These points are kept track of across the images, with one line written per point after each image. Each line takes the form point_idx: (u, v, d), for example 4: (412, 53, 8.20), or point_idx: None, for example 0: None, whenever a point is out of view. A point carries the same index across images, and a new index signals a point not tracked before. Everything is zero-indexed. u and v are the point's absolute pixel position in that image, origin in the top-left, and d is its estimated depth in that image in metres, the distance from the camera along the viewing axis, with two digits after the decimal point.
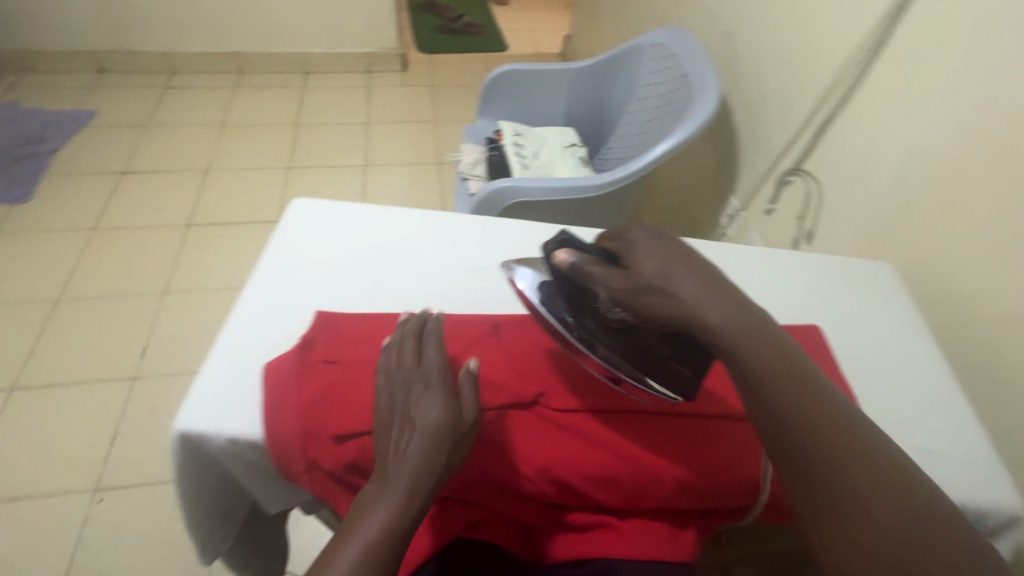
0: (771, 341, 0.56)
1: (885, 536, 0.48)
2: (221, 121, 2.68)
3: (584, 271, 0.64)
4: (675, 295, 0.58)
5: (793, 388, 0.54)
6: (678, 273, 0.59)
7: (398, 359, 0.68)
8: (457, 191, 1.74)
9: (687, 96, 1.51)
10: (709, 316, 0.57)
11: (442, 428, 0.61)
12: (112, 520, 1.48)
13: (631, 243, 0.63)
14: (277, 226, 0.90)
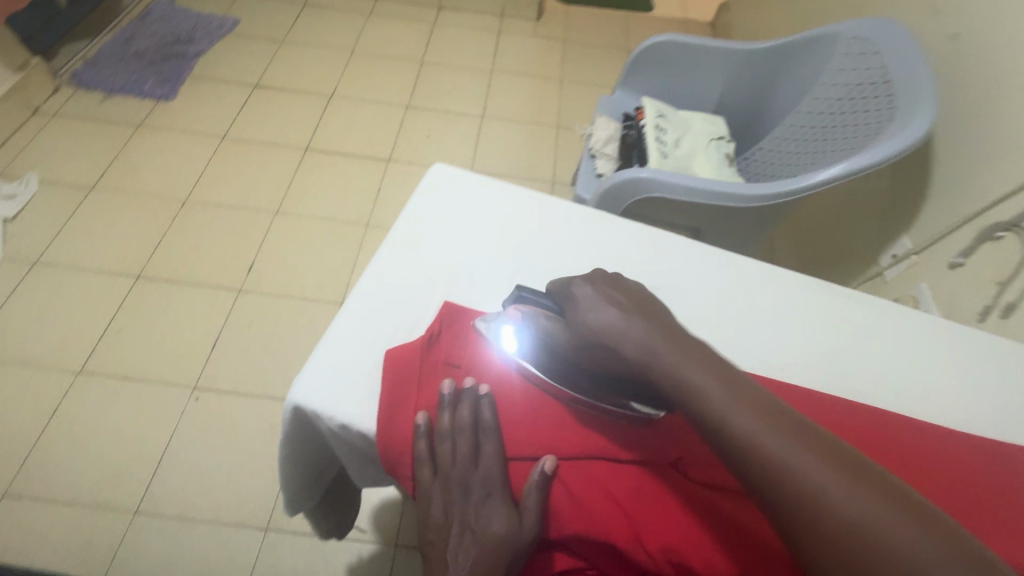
0: (744, 395, 0.50)
1: None
2: (351, 47, 2.67)
3: (540, 325, 0.64)
4: (612, 337, 0.57)
5: (780, 446, 0.46)
6: (612, 313, 0.58)
7: (451, 454, 0.61)
8: (583, 169, 1.63)
9: (887, 111, 1.23)
10: (678, 371, 0.53)
11: (503, 543, 0.57)
12: (203, 419, 1.59)
13: (570, 296, 0.63)
14: (414, 194, 0.83)
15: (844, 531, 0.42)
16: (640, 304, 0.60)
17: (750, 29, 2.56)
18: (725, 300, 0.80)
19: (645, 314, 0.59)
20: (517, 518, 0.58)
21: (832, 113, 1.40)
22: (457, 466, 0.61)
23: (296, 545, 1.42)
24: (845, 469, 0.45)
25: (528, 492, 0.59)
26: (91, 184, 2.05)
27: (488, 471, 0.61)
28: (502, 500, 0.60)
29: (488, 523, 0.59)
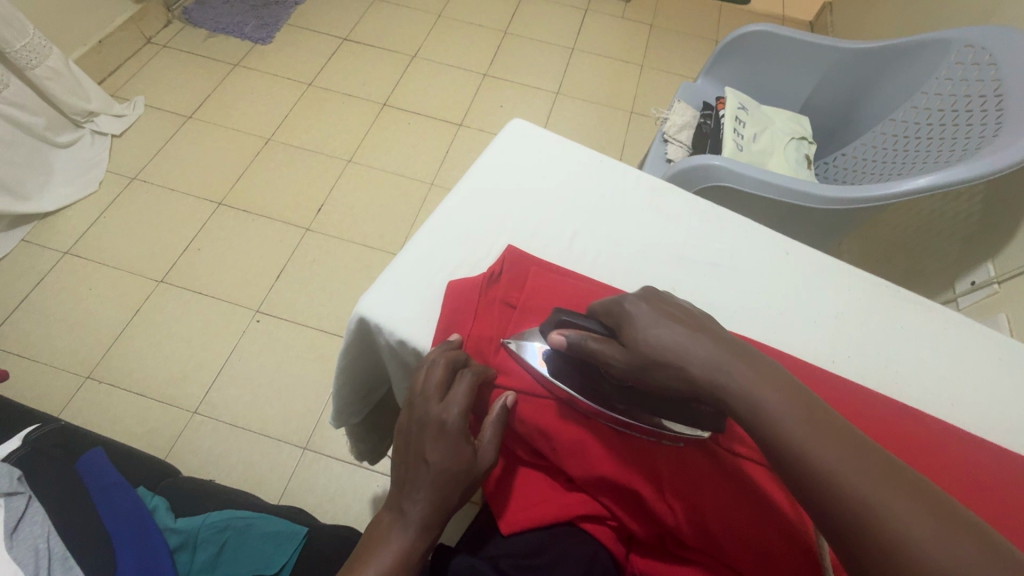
0: (810, 415, 0.49)
1: None
2: (439, 11, 2.71)
3: (585, 348, 0.58)
4: (684, 366, 0.54)
5: (851, 465, 0.46)
6: (675, 332, 0.55)
7: (422, 384, 0.61)
8: (653, 152, 1.62)
9: (993, 126, 1.15)
10: (755, 395, 0.51)
11: (457, 474, 0.59)
12: (261, 341, 1.72)
13: (623, 313, 0.58)
14: (491, 144, 0.86)
15: (883, 534, 0.42)
16: (697, 323, 0.57)
17: (852, 32, 2.42)
18: (785, 289, 0.79)
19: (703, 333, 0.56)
20: (471, 452, 0.60)
21: (932, 125, 1.32)
22: (423, 396, 0.61)
23: (329, 468, 1.53)
24: (879, 472, 0.45)
25: (487, 427, 0.62)
26: (188, 113, 2.22)
27: (448, 410, 0.60)
28: (456, 435, 0.60)
29: (434, 457, 0.59)
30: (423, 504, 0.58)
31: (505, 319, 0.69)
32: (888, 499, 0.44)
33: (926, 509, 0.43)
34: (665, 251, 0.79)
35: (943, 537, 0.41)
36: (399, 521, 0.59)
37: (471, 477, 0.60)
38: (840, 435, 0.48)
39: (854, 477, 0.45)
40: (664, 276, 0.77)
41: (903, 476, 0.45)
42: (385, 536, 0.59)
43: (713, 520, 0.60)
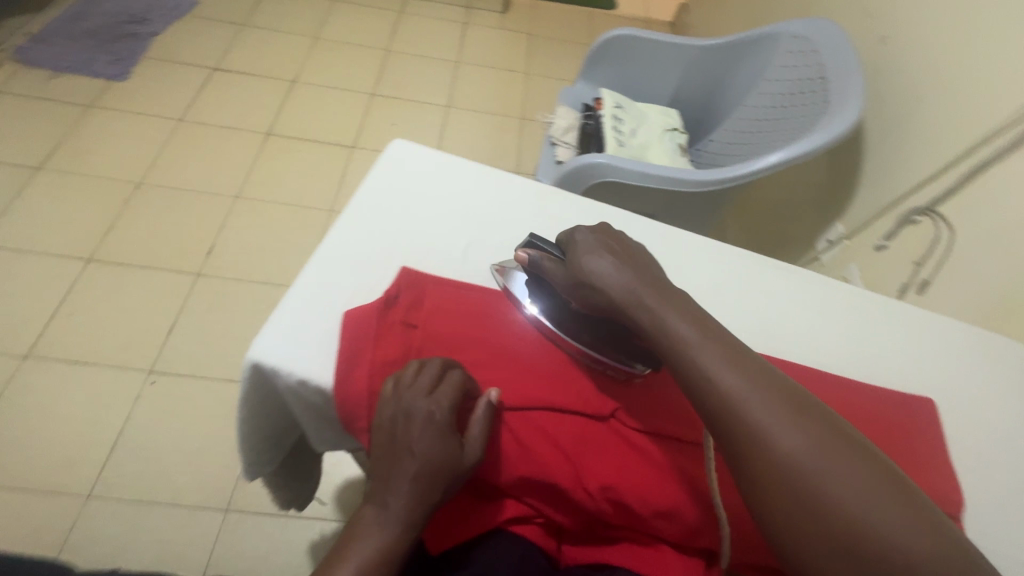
0: (687, 315, 0.60)
1: (794, 456, 0.49)
2: (315, 33, 2.64)
3: (541, 266, 0.72)
4: (606, 287, 0.65)
5: (703, 341, 0.57)
6: (607, 261, 0.67)
7: (413, 380, 0.63)
8: (544, 156, 1.68)
9: (822, 103, 1.33)
10: (661, 318, 0.61)
11: (440, 469, 0.59)
12: (161, 403, 1.57)
13: (574, 245, 0.71)
14: (374, 167, 0.86)
15: (740, 421, 0.52)
16: (633, 259, 0.68)
17: (707, 29, 2.67)
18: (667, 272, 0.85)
19: (638, 267, 0.67)
20: (457, 448, 0.60)
21: (775, 107, 1.49)
22: (412, 390, 0.62)
23: (257, 526, 1.42)
24: (750, 376, 0.54)
25: (472, 426, 0.62)
26: (37, 164, 1.97)
27: (437, 403, 0.61)
28: (441, 430, 0.61)
29: (423, 451, 0.60)
30: (406, 494, 0.58)
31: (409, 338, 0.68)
32: (753, 396, 0.52)
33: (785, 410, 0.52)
34: None
35: (786, 427, 0.50)
36: (379, 518, 0.58)
37: (457, 473, 0.60)
38: (722, 340, 0.58)
39: (725, 375, 0.54)
40: None
41: (779, 383, 0.54)
42: (358, 535, 0.58)
43: (631, 493, 0.63)
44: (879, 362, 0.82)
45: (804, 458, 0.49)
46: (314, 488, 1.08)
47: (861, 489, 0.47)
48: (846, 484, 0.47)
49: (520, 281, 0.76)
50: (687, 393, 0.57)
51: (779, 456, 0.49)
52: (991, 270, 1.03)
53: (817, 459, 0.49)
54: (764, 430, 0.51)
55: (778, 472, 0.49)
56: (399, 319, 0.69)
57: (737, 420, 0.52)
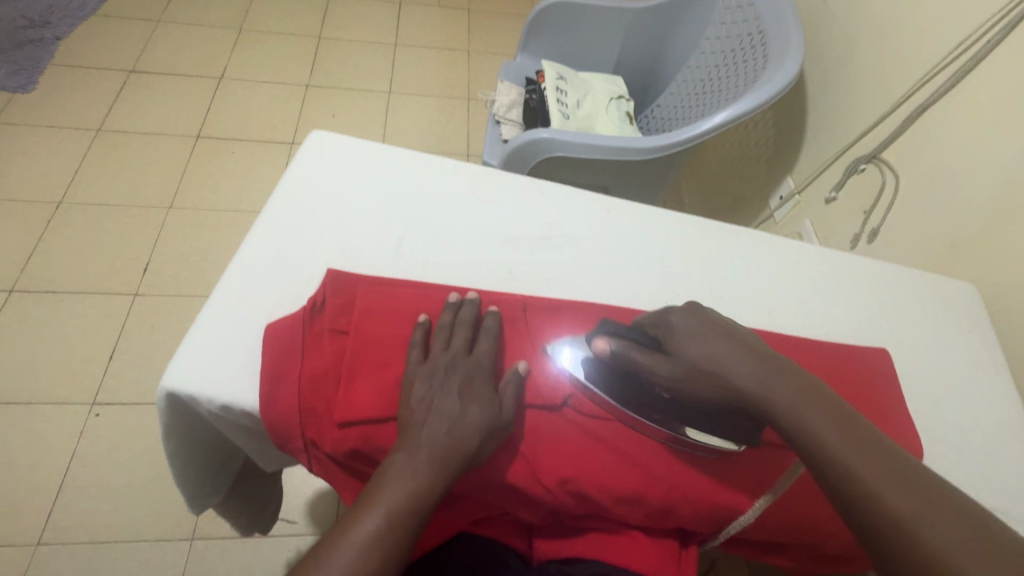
0: (823, 406, 0.53)
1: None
2: (239, 25, 2.47)
3: (630, 358, 0.61)
4: (730, 379, 0.57)
5: (843, 442, 0.50)
6: (722, 348, 0.59)
7: (447, 342, 0.63)
8: (489, 135, 1.62)
9: (762, 58, 1.31)
10: (798, 411, 0.53)
11: (482, 423, 0.57)
12: (108, 435, 1.47)
13: (670, 328, 0.62)
14: (291, 162, 0.79)
15: (881, 512, 0.45)
16: (740, 339, 0.60)
17: None
18: (614, 246, 0.81)
19: (741, 346, 0.60)
20: (498, 400, 0.60)
21: (717, 65, 1.47)
22: (451, 351, 0.62)
23: (227, 551, 1.36)
24: (892, 468, 0.47)
25: (506, 386, 0.62)
26: None
27: (483, 354, 0.63)
28: (483, 387, 0.61)
29: (470, 407, 0.58)
30: (445, 448, 0.55)
31: (335, 348, 0.62)
32: (899, 487, 0.46)
33: (933, 502, 0.44)
34: (496, 237, 0.77)
35: (939, 519, 0.43)
36: (408, 467, 0.54)
37: (496, 426, 0.59)
38: (859, 432, 0.51)
39: (863, 466, 0.48)
40: (499, 262, 0.76)
41: (937, 488, 0.45)
42: (386, 486, 0.53)
43: (590, 483, 0.60)
44: (834, 317, 0.81)
45: (968, 559, 0.41)
46: (277, 509, 1.02)
47: None
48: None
49: (581, 363, 0.65)
50: (834, 499, 0.49)
51: (940, 557, 0.41)
52: (936, 213, 1.03)
53: None
54: (910, 519, 0.44)
55: None
56: (325, 329, 0.63)
57: (884, 516, 0.45)
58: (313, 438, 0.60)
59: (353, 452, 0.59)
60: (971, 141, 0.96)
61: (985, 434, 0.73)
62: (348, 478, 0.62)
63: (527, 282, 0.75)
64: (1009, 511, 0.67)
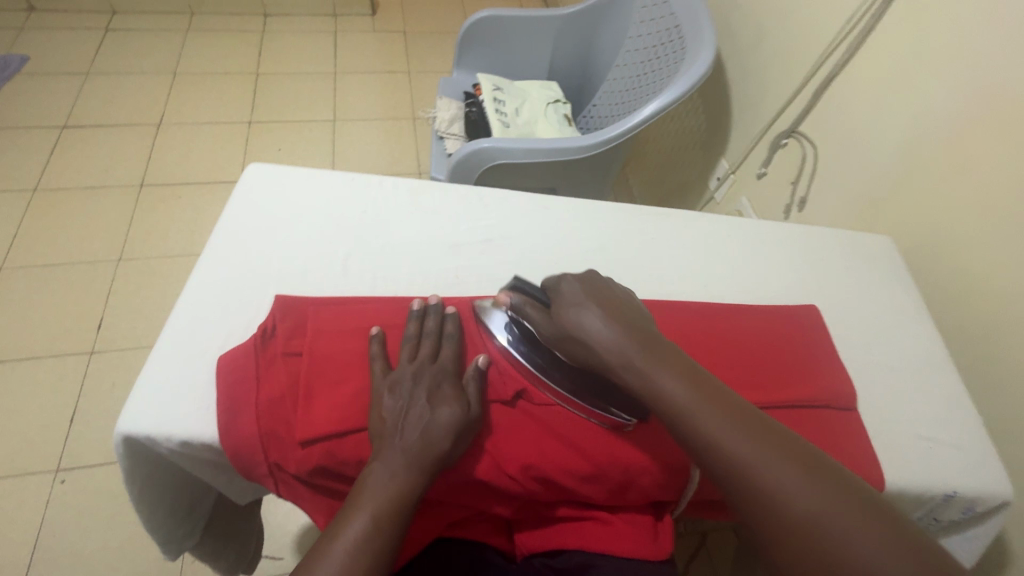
0: (679, 371, 0.58)
1: (847, 544, 0.46)
2: (173, 69, 2.45)
3: (523, 312, 0.67)
4: (586, 339, 0.61)
5: (715, 415, 0.54)
6: (592, 315, 0.62)
7: (413, 353, 0.65)
8: (434, 151, 1.65)
9: (681, 49, 1.39)
10: (651, 376, 0.58)
11: (455, 423, 0.59)
12: (77, 500, 1.42)
13: (558, 293, 0.66)
14: (230, 196, 0.80)
15: (726, 460, 0.52)
16: (624, 311, 0.63)
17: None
18: (554, 241, 0.84)
19: (619, 313, 0.63)
20: (467, 398, 0.62)
21: (642, 61, 1.54)
22: (416, 361, 0.64)
23: None
24: (743, 428, 0.53)
25: (469, 384, 0.63)
26: None
27: (446, 358, 0.65)
28: (451, 389, 0.62)
29: (440, 408, 0.59)
30: (416, 453, 0.56)
31: (289, 371, 0.63)
32: (743, 444, 0.52)
33: (776, 455, 0.51)
34: (440, 246, 0.80)
35: (772, 468, 0.50)
36: (383, 474, 0.55)
37: (467, 423, 0.60)
38: (722, 398, 0.56)
39: (734, 442, 0.52)
40: (445, 269, 0.78)
41: (806, 461, 0.51)
42: (368, 491, 0.55)
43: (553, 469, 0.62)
44: (766, 282, 0.86)
45: (797, 500, 0.49)
46: (258, 547, 1.01)
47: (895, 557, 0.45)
48: (838, 519, 0.47)
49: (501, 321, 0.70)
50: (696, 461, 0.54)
51: (768, 500, 0.49)
52: (853, 176, 1.11)
53: (868, 543, 0.46)
54: (752, 470, 0.51)
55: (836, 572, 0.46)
56: (278, 353, 0.64)
57: (726, 468, 0.52)
58: (277, 462, 0.61)
59: (320, 469, 0.60)
60: (873, 106, 1.05)
61: (914, 371, 0.79)
62: (319, 497, 0.63)
63: (474, 284, 0.78)
64: (942, 438, 0.73)
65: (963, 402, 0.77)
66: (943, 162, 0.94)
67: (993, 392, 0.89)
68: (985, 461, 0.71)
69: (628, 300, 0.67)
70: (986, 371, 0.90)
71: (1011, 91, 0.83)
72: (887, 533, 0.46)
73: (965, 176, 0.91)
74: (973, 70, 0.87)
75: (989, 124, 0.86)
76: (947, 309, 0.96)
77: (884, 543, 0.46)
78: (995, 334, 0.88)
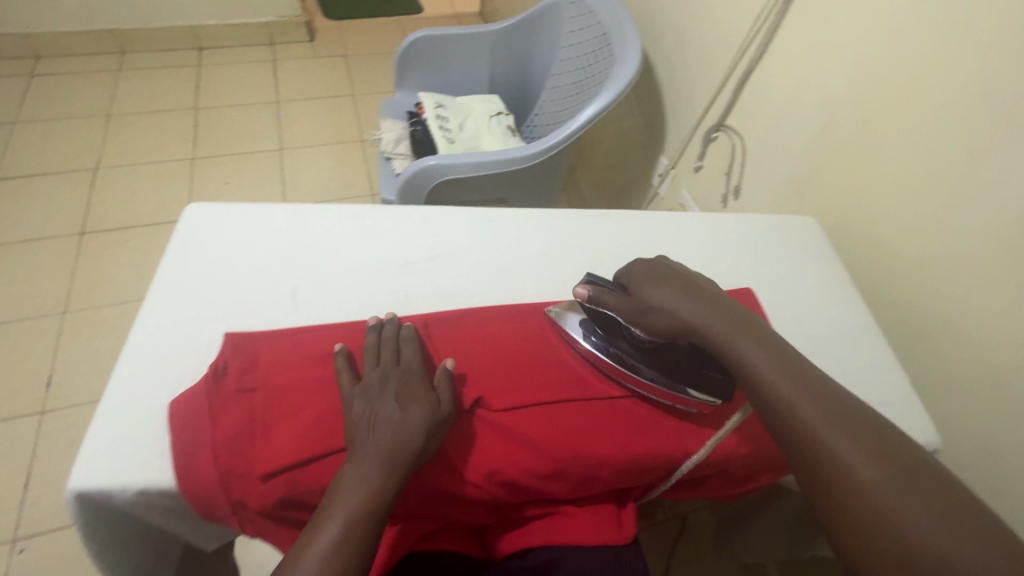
0: (757, 341, 0.64)
1: (879, 488, 0.52)
2: (107, 111, 2.38)
3: (601, 300, 0.73)
4: (671, 315, 0.68)
5: (781, 377, 0.61)
6: (669, 294, 0.69)
7: (377, 359, 0.67)
8: (383, 173, 1.65)
9: (610, 55, 1.45)
10: (737, 345, 0.65)
11: (423, 422, 0.61)
12: (39, 568, 1.35)
13: (637, 279, 0.73)
14: (171, 239, 0.79)
15: (788, 417, 0.59)
16: (694, 289, 0.70)
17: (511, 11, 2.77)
18: (501, 251, 0.87)
19: (694, 292, 0.70)
20: (434, 397, 0.64)
21: (576, 69, 1.60)
22: (382, 366, 0.66)
23: None
24: (819, 399, 0.58)
25: (438, 384, 0.65)
26: None
27: (411, 360, 0.67)
28: (420, 389, 0.64)
29: (410, 409, 0.61)
30: (387, 452, 0.58)
31: (243, 403, 0.63)
32: (816, 410, 0.57)
33: (839, 422, 0.56)
34: (388, 267, 0.82)
35: (834, 431, 0.56)
36: (357, 475, 0.57)
37: (438, 421, 0.62)
38: (791, 365, 0.62)
39: (792, 399, 0.59)
40: (395, 290, 0.79)
41: (851, 417, 0.57)
42: (342, 494, 0.56)
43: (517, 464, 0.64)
44: (704, 271, 0.91)
45: (863, 468, 0.53)
46: None
47: (921, 496, 0.50)
48: (886, 468, 0.52)
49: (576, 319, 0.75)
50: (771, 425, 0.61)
51: (838, 464, 0.54)
52: (778, 162, 1.18)
53: (893, 486, 0.51)
54: (825, 438, 0.55)
55: (871, 512, 0.51)
56: (232, 386, 0.64)
57: (804, 434, 0.57)
58: (238, 500, 0.60)
59: (283, 500, 0.60)
60: (787, 96, 1.12)
61: (845, 339, 0.85)
62: (285, 528, 0.63)
63: (426, 301, 0.80)
64: (874, 398, 0.79)
65: (890, 362, 0.84)
66: (853, 143, 1.01)
67: (920, 349, 0.96)
68: (913, 414, 0.78)
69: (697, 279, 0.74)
70: (911, 330, 0.97)
71: (901, 75, 0.90)
72: (920, 480, 0.52)
73: (872, 154, 0.98)
74: (867, 58, 0.95)
75: (887, 104, 0.93)
76: (872, 277, 1.04)
77: (917, 488, 0.51)
78: (915, 296, 0.95)
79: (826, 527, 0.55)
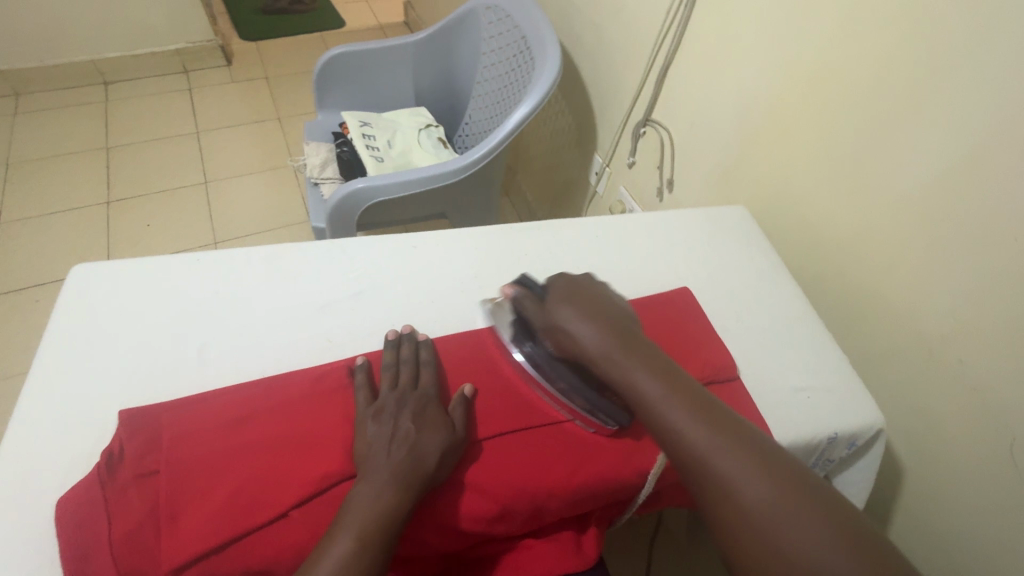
0: (654, 364, 0.62)
1: (766, 511, 0.50)
2: (4, 160, 2.18)
3: (524, 306, 0.71)
4: (578, 335, 0.65)
5: (671, 399, 0.58)
6: (580, 313, 0.66)
7: (390, 381, 0.66)
8: (312, 200, 1.57)
9: (531, 58, 1.43)
10: (625, 368, 0.62)
11: (435, 445, 0.59)
12: None
13: (555, 289, 0.70)
14: (52, 309, 0.71)
15: (676, 439, 0.56)
16: (606, 312, 0.67)
17: (435, 18, 2.70)
18: (428, 278, 0.82)
19: (605, 315, 0.67)
20: (448, 418, 0.62)
21: (501, 74, 1.57)
22: (401, 387, 0.65)
23: None
24: (707, 421, 0.56)
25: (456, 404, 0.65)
26: None
27: (429, 380, 0.66)
28: (436, 413, 0.63)
29: (427, 431, 0.60)
30: (400, 475, 0.56)
31: (239, 443, 0.60)
32: (700, 431, 0.55)
33: (727, 442, 0.54)
34: (307, 311, 0.76)
35: (719, 455, 0.53)
36: (366, 495, 0.55)
37: (454, 441, 0.61)
38: (688, 387, 0.60)
39: (678, 420, 0.57)
40: (317, 334, 0.74)
41: (741, 437, 0.55)
42: (345, 520, 0.54)
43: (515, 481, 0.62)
44: (640, 275, 0.89)
45: (753, 487, 0.51)
46: None
47: (806, 516, 0.49)
48: (778, 491, 0.51)
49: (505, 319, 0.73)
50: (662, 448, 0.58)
51: (729, 491, 0.52)
52: (706, 152, 1.18)
53: (782, 508, 0.50)
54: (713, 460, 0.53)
55: (758, 536, 0.49)
56: (228, 427, 0.61)
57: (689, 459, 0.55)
58: None
59: None
60: (707, 87, 1.12)
61: (785, 327, 0.85)
62: None
63: (350, 343, 0.74)
64: (815, 385, 0.78)
65: (827, 344, 0.84)
66: (773, 128, 1.02)
67: (857, 325, 0.97)
68: (855, 395, 0.78)
69: (619, 304, 0.70)
70: (847, 308, 0.98)
71: (811, 58, 0.91)
72: (805, 499, 0.50)
73: (792, 138, 0.99)
74: (777, 44, 0.95)
75: (800, 87, 0.94)
76: (804, 258, 1.05)
77: (803, 507, 0.50)
78: (847, 274, 0.96)
79: (722, 548, 0.52)
